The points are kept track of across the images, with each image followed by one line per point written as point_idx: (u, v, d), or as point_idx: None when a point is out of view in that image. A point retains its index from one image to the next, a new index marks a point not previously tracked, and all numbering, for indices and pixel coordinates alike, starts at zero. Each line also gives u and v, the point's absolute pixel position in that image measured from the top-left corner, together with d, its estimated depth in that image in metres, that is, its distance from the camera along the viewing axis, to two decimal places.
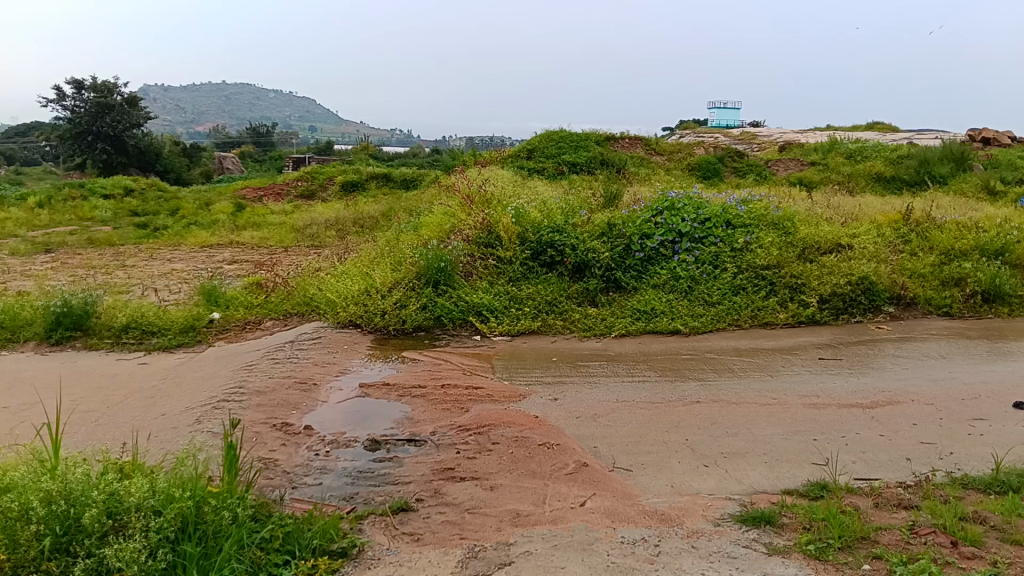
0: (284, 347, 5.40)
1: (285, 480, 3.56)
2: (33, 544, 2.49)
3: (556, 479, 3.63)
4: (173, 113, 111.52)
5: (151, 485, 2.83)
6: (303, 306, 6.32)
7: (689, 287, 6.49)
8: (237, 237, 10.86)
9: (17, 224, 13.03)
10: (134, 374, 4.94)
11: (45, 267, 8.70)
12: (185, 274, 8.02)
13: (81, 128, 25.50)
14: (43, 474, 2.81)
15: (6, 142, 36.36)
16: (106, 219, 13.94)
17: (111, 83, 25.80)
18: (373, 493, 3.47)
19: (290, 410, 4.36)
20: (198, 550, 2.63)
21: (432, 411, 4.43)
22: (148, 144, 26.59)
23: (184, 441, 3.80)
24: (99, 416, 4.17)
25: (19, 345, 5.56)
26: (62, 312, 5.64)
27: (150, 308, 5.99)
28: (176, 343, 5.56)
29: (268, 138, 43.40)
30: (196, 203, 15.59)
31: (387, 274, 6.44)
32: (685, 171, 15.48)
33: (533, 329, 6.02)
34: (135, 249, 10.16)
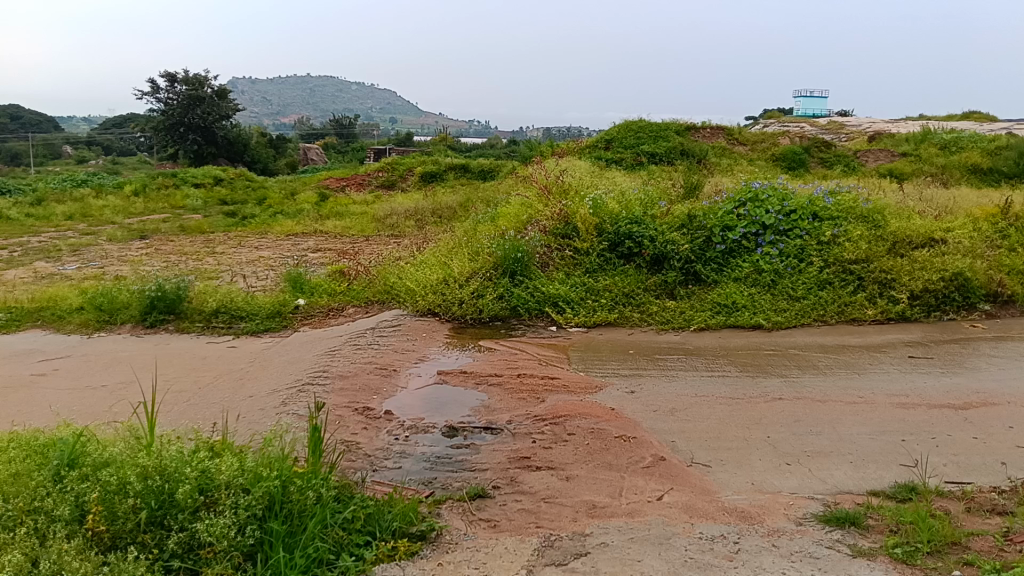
0: (366, 334, 5.52)
1: (366, 463, 3.64)
2: (130, 517, 2.61)
3: (632, 471, 3.60)
4: (260, 105, 115.06)
5: (240, 464, 2.93)
6: (383, 294, 6.44)
7: (773, 281, 6.34)
8: (321, 226, 11.15)
9: (115, 211, 13.66)
10: (223, 357, 5.12)
11: (141, 253, 9.10)
12: (271, 261, 8.26)
13: (173, 119, 26.51)
14: (140, 450, 2.94)
15: (105, 133, 38.11)
16: (197, 208, 14.49)
17: (202, 76, 26.72)
18: (450, 478, 3.51)
19: (371, 395, 4.45)
20: (284, 528, 2.72)
21: (509, 400, 4.45)
22: (237, 135, 27.52)
23: (271, 422, 3.92)
24: (191, 396, 4.34)
25: (117, 327, 5.84)
26: (157, 295, 5.88)
27: (239, 294, 6.20)
28: (263, 328, 5.74)
29: (350, 130, 44.34)
30: (282, 193, 16.06)
31: (465, 264, 6.49)
32: (768, 161, 15.10)
33: (611, 321, 5.98)
34: (225, 237, 10.53)
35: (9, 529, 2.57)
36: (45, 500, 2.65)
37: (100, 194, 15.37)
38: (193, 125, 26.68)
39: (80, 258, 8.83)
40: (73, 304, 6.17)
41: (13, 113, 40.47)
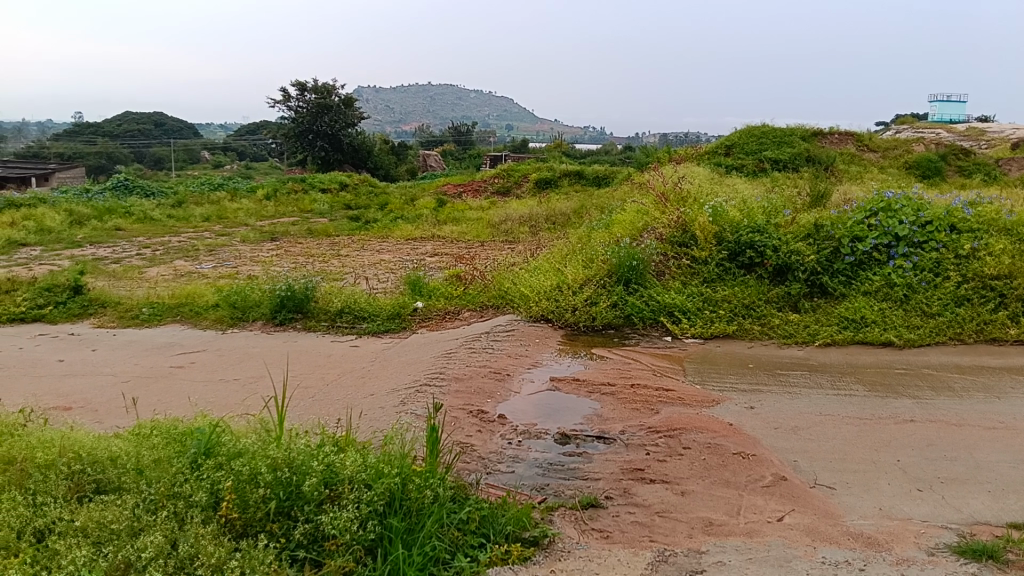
0: (481, 337, 5.59)
1: (480, 465, 3.68)
2: (260, 507, 2.75)
3: (751, 490, 3.49)
4: (381, 113, 119.11)
5: (363, 460, 3.05)
6: (498, 298, 6.50)
7: (905, 296, 6.02)
8: (439, 231, 11.39)
9: (248, 214, 14.42)
10: (345, 356, 5.30)
11: (271, 254, 9.56)
12: (392, 264, 8.50)
13: (302, 127, 27.71)
14: (270, 443, 3.09)
15: (239, 139, 40.32)
16: (323, 212, 15.10)
17: (330, 86, 27.94)
18: (563, 486, 3.50)
19: (486, 399, 4.50)
20: (403, 525, 2.79)
21: (622, 410, 4.40)
22: (361, 142, 28.59)
23: (391, 420, 4.02)
24: (315, 392, 4.52)
25: (249, 324, 6.15)
26: (286, 295, 6.17)
27: (361, 295, 6.42)
28: (384, 329, 5.92)
29: (468, 136, 45.21)
30: (402, 198, 16.53)
31: (579, 271, 6.47)
32: (901, 170, 14.36)
33: (729, 333, 5.83)
34: (349, 240, 10.93)
35: (151, 511, 2.74)
36: (183, 485, 2.82)
37: (235, 197, 16.26)
38: (321, 132, 27.82)
39: (216, 258, 9.36)
40: (210, 301, 6.54)
41: (159, 120, 43.36)
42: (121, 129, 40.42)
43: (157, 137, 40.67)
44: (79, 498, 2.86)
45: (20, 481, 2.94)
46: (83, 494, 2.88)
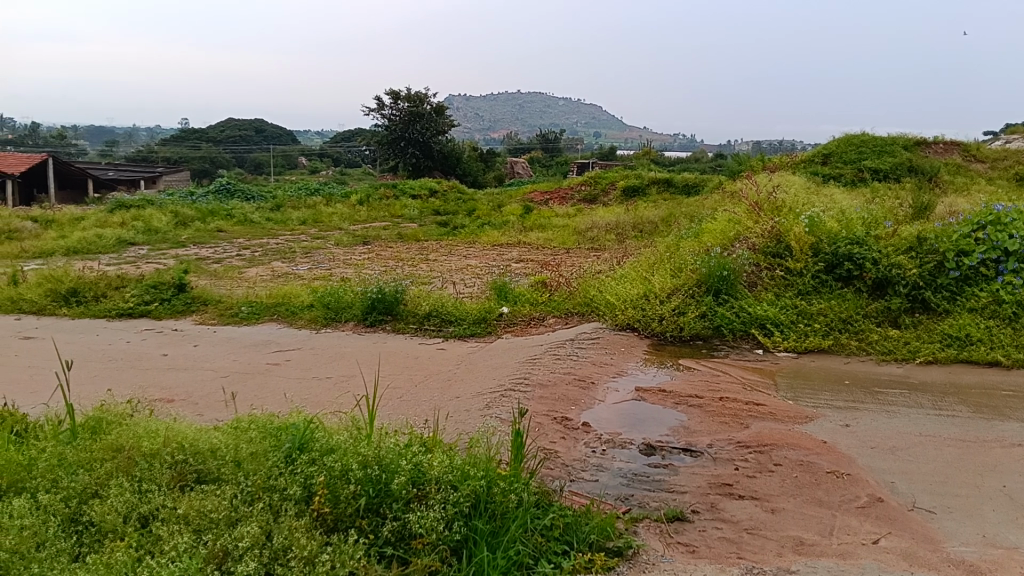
0: (565, 344, 5.58)
1: (564, 472, 3.67)
2: (350, 503, 2.84)
3: (845, 511, 3.36)
4: (470, 120, 120.91)
5: (450, 461, 3.11)
6: (583, 306, 6.48)
7: (1015, 314, 5.70)
8: (525, 237, 11.45)
9: (341, 218, 14.84)
10: (431, 358, 5.38)
11: (363, 258, 9.80)
12: (478, 269, 8.59)
13: (394, 134, 28.35)
14: (361, 441, 3.19)
15: (333, 146, 41.55)
16: (413, 217, 15.39)
17: (423, 94, 28.29)
18: (648, 497, 3.46)
19: (570, 406, 4.49)
20: (488, 528, 2.82)
21: (710, 423, 4.32)
22: (451, 150, 29.12)
23: (476, 423, 4.06)
24: (402, 392, 4.60)
25: (341, 324, 6.32)
26: (377, 297, 6.32)
27: (449, 299, 6.51)
28: (470, 332, 5.98)
29: (555, 143, 45.32)
30: (490, 204, 16.71)
31: (667, 280, 6.39)
32: (1012, 181, 13.65)
33: (824, 347, 5.64)
34: (437, 245, 11.11)
35: (248, 502, 2.85)
36: (278, 479, 2.93)
37: (329, 202, 16.75)
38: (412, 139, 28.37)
39: (310, 260, 9.65)
40: (305, 301, 6.76)
41: (259, 126, 45.04)
42: (224, 135, 42.26)
43: (256, 143, 42.29)
44: (181, 486, 3.00)
45: (128, 468, 3.10)
46: (184, 482, 3.02)
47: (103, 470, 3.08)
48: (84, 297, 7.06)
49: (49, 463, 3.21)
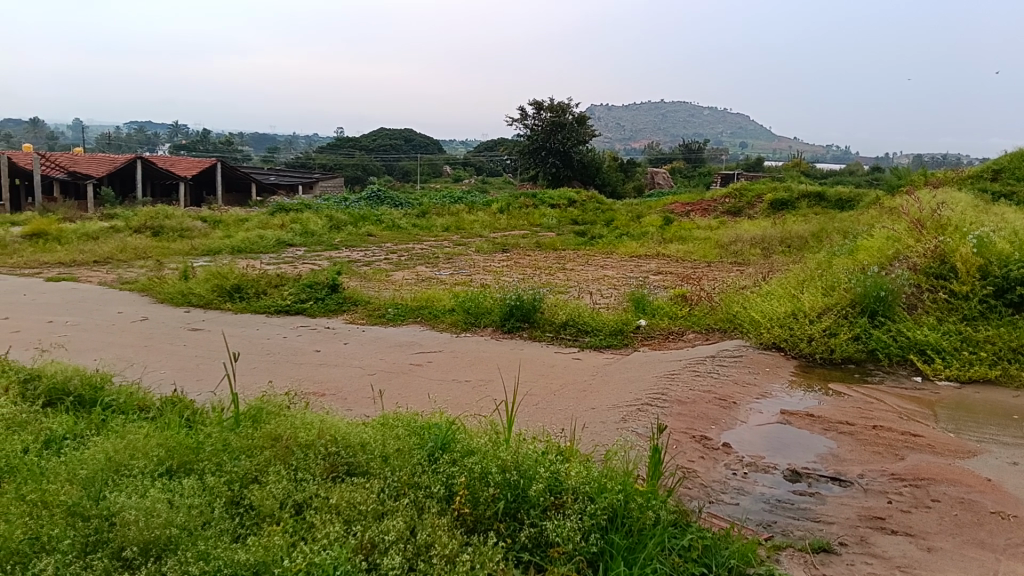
0: (706, 361, 5.46)
1: (703, 492, 3.58)
2: (490, 506, 2.96)
3: (1011, 556, 3.10)
4: (609, 130, 120.57)
5: (588, 472, 3.16)
6: (726, 322, 6.32)
7: None
8: (665, 250, 11.29)
9: (482, 225, 15.18)
10: (568, 367, 5.39)
11: (502, 265, 10.00)
12: (616, 280, 8.56)
13: (536, 144, 28.76)
14: (500, 446, 3.32)
15: (476, 155, 42.55)
16: (551, 226, 15.54)
17: (566, 104, 28.57)
18: (792, 525, 3.32)
19: (710, 425, 4.39)
20: (624, 542, 2.80)
21: (862, 452, 4.10)
22: (591, 159, 29.15)
23: (613, 436, 4.03)
24: (540, 400, 4.64)
25: (480, 329, 6.46)
26: (516, 304, 6.43)
27: (587, 310, 6.52)
28: (606, 343, 5.95)
29: (698, 154, 44.45)
30: (630, 215, 16.62)
31: (817, 299, 6.14)
32: None
33: (991, 378, 5.22)
34: (575, 254, 11.15)
35: (394, 497, 3.04)
36: (422, 476, 3.12)
37: (471, 209, 17.16)
38: (553, 149, 28.65)
39: (452, 266, 9.92)
40: (447, 306, 6.96)
41: (407, 135, 46.67)
42: (375, 143, 44.22)
43: (404, 152, 43.95)
44: (333, 477, 3.22)
45: (285, 456, 3.37)
46: (336, 473, 3.24)
47: (263, 458, 3.33)
48: (246, 293, 7.57)
49: (216, 448, 3.48)
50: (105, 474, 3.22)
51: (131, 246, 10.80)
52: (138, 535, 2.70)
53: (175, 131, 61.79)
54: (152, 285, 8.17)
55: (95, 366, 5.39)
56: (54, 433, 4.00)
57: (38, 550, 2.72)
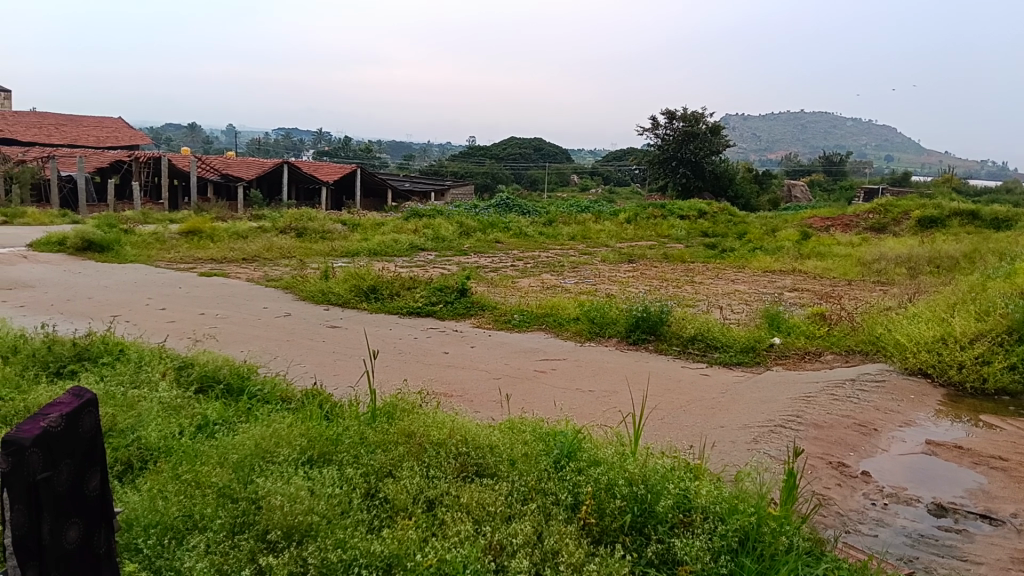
0: (845, 384, 5.22)
1: (839, 521, 3.43)
2: (616, 518, 2.96)
3: None
4: (742, 141, 117.60)
5: (718, 492, 3.11)
6: (867, 345, 6.04)
7: None
8: (800, 266, 10.90)
9: (609, 235, 15.14)
10: (697, 383, 5.29)
11: (628, 275, 9.93)
12: (748, 295, 8.33)
13: (667, 154, 28.41)
14: (627, 458, 3.32)
15: (605, 164, 42.42)
16: (681, 237, 15.30)
17: (700, 114, 28.07)
18: (936, 562, 3.13)
19: (848, 451, 4.20)
20: (755, 566, 2.72)
21: (1017, 491, 3.80)
22: (724, 170, 28.49)
23: (743, 457, 3.92)
24: (666, 414, 4.57)
25: (605, 339, 6.44)
26: (642, 316, 6.38)
27: (717, 325, 6.38)
28: (737, 360, 5.80)
29: (838, 166, 42.57)
30: (763, 228, 16.13)
31: (970, 324, 5.76)
32: None
33: None
34: (705, 267, 10.94)
35: (523, 502, 3.10)
36: (549, 483, 3.17)
37: (599, 219, 17.13)
38: (684, 159, 28.19)
39: (578, 275, 9.95)
40: (572, 314, 6.98)
41: (537, 143, 47.08)
42: (506, 152, 44.94)
43: (533, 160, 44.45)
44: (463, 476, 3.32)
45: (418, 452, 3.50)
46: (466, 473, 3.34)
47: (398, 453, 3.47)
48: (381, 294, 7.87)
49: (353, 441, 3.66)
50: (253, 460, 3.42)
51: (276, 246, 11.45)
52: (282, 520, 2.86)
53: (320, 137, 64.85)
54: (294, 283, 8.62)
55: (242, 357, 5.74)
56: (206, 417, 4.29)
57: (190, 527, 2.92)
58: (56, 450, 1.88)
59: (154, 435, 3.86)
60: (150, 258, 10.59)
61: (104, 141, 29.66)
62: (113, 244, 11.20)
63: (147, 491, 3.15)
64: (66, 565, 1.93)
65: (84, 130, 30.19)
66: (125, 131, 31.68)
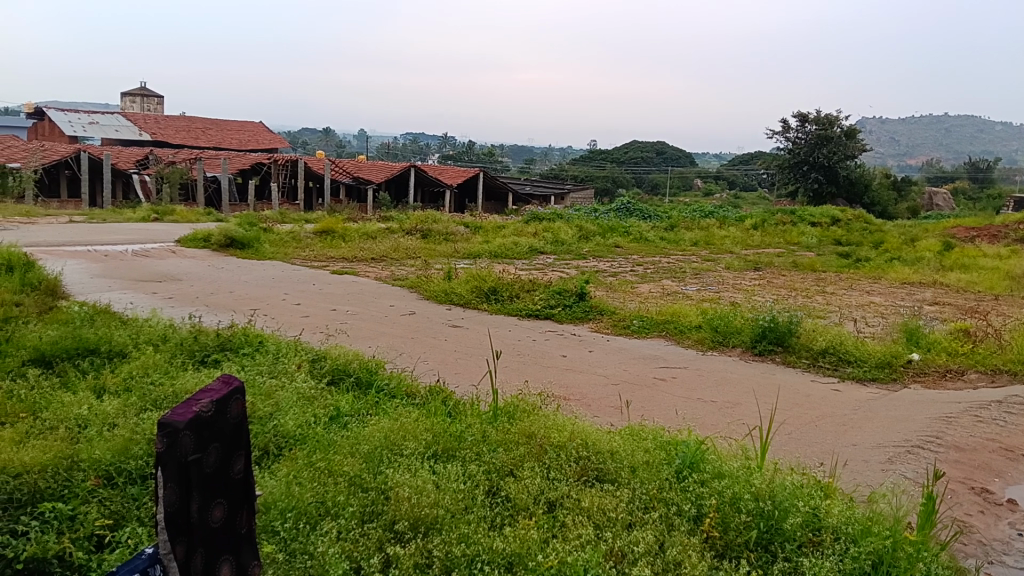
0: (990, 406, 4.91)
1: (981, 551, 3.22)
2: (741, 533, 2.90)
3: None
4: (878, 146, 112.07)
5: (850, 512, 3.01)
6: (1017, 365, 5.65)
7: None
8: (942, 278, 10.30)
9: (735, 241, 14.79)
10: (826, 398, 5.09)
11: (754, 283, 9.68)
12: (883, 308, 7.96)
13: (798, 158, 27.44)
14: (752, 472, 3.25)
15: (731, 168, 41.36)
16: (811, 245, 14.76)
17: (834, 117, 26.99)
18: None
19: (992, 477, 3.94)
20: None
21: None
22: (859, 176, 27.29)
23: (877, 477, 3.76)
24: (795, 429, 4.43)
25: (729, 348, 6.30)
26: (769, 326, 6.22)
27: (850, 339, 6.12)
28: (871, 376, 5.54)
29: (986, 173, 39.89)
30: (902, 237, 15.34)
31: None
32: None
33: None
34: (837, 277, 10.52)
35: (645, 509, 3.09)
36: (671, 493, 3.15)
37: (724, 225, 16.77)
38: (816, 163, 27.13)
39: (700, 282, 9.77)
40: (694, 322, 6.88)
41: (660, 147, 46.52)
42: (628, 156, 44.63)
43: (656, 164, 43.92)
44: (584, 480, 3.34)
45: (539, 453, 3.55)
46: (587, 477, 3.36)
47: (519, 453, 3.54)
48: (501, 295, 8.00)
49: (476, 439, 3.75)
50: (382, 452, 3.57)
51: (402, 246, 11.83)
52: (410, 512, 2.97)
53: (445, 141, 65.97)
54: (419, 283, 8.89)
55: (370, 352, 5.97)
56: (338, 408, 4.49)
57: (323, 513, 3.07)
58: (206, 433, 1.92)
59: (291, 424, 4.07)
60: (285, 255, 11.18)
61: (246, 144, 31.48)
62: (252, 241, 11.88)
63: (284, 475, 3.33)
64: (212, 543, 1.95)
65: (228, 134, 32.14)
66: (264, 135, 33.44)
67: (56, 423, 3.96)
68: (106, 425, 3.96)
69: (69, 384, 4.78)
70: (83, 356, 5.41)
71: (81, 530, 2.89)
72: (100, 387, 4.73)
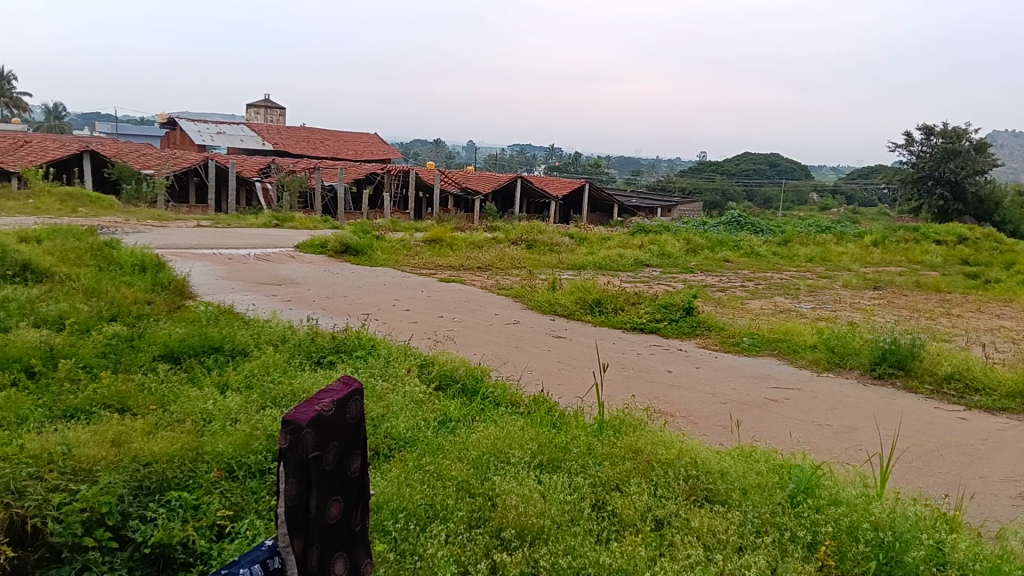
0: None
1: None
2: (859, 563, 2.81)
3: None
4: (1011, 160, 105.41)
5: (978, 549, 2.87)
6: None
7: None
8: None
9: (852, 258, 14.24)
10: (950, 427, 4.84)
11: (873, 303, 9.30)
12: (1016, 333, 7.50)
13: (923, 172, 26.21)
14: (871, 501, 3.15)
15: (850, 183, 39.78)
16: (936, 264, 14.05)
17: (962, 129, 25.64)
18: None
19: None
20: None
21: None
22: (989, 193, 25.76)
23: (1007, 513, 3.55)
24: (915, 458, 4.25)
25: (845, 369, 6.09)
26: (890, 349, 5.97)
27: (979, 365, 5.80)
28: (1000, 406, 5.23)
29: None
30: None
31: None
32: None
33: None
34: (964, 299, 9.98)
35: (756, 532, 3.04)
36: (784, 518, 3.08)
37: (841, 241, 16.17)
38: (943, 178, 25.83)
39: (815, 299, 9.46)
40: (808, 341, 6.67)
41: (774, 160, 45.26)
42: (739, 168, 43.69)
43: (768, 177, 42.78)
44: (693, 500, 3.31)
45: (646, 469, 3.54)
46: (697, 497, 3.33)
47: (625, 468, 3.54)
48: (606, 307, 8.00)
49: (582, 451, 3.77)
50: (490, 459, 3.65)
51: (509, 256, 11.98)
52: (518, 521, 3.02)
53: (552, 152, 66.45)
54: (524, 293, 8.98)
55: (477, 359, 6.09)
56: (446, 413, 4.60)
57: (432, 515, 3.16)
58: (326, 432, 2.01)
59: (402, 427, 4.21)
60: (396, 262, 11.52)
61: (360, 154, 32.60)
62: (366, 248, 12.30)
63: (395, 476, 3.44)
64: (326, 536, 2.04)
65: (345, 144, 33.38)
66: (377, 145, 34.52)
67: (184, 416, 4.23)
68: (229, 420, 4.19)
69: (196, 379, 5.10)
70: (208, 352, 5.75)
71: (204, 520, 3.08)
72: (223, 383, 5.02)
